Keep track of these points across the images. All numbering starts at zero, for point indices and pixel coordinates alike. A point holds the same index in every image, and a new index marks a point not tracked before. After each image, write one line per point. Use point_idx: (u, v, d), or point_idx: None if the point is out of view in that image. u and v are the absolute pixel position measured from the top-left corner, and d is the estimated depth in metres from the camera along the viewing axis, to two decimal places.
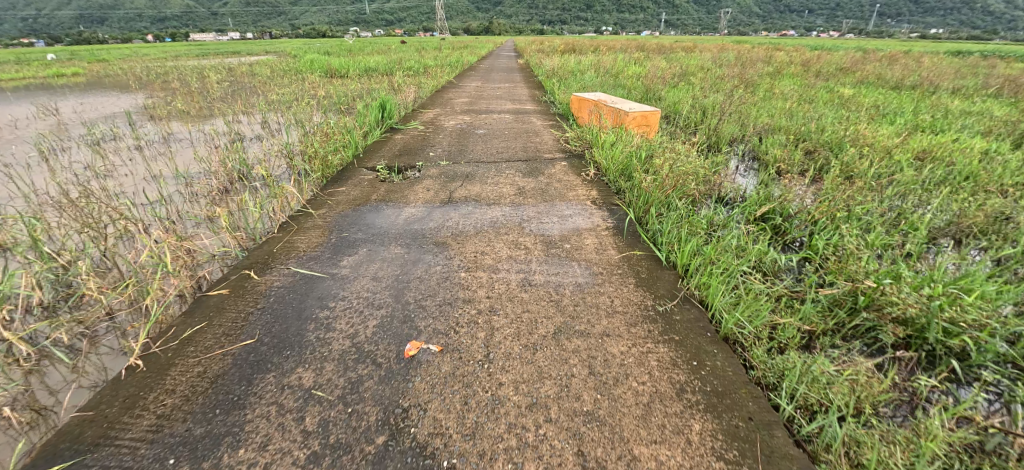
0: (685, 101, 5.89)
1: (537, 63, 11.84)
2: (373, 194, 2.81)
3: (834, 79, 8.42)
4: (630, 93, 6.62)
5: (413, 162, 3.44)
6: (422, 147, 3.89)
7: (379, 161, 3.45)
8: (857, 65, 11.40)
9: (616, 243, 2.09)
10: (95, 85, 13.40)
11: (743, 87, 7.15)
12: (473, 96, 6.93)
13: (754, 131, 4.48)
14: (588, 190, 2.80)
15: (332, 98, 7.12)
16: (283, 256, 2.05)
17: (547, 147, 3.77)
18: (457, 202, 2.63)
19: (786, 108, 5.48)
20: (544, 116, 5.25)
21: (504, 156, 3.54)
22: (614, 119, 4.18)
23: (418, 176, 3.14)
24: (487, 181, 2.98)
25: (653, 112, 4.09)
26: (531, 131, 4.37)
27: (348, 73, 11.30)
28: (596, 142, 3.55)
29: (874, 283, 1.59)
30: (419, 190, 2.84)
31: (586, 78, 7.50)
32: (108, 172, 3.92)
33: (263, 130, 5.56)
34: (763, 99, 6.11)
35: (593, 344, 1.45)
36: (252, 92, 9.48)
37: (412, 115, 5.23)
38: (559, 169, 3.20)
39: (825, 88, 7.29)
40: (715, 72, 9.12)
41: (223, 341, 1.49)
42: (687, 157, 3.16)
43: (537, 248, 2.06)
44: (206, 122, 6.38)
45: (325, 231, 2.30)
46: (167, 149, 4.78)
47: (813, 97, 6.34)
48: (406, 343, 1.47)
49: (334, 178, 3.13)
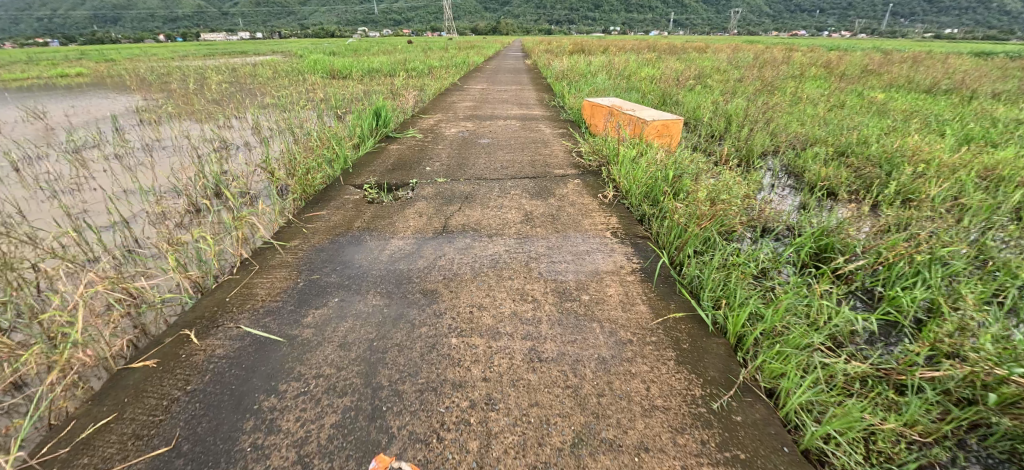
0: (705, 106, 5.44)
1: (545, 64, 11.41)
2: (357, 220, 2.42)
3: (861, 82, 7.92)
4: (645, 98, 6.19)
5: (407, 178, 3.05)
6: (418, 159, 3.50)
7: (369, 177, 3.06)
8: (881, 66, 10.90)
9: (646, 297, 1.68)
10: (95, 85, 13.21)
11: (767, 91, 6.70)
12: (476, 99, 6.52)
13: (788, 142, 4.04)
14: (606, 218, 2.39)
15: (330, 101, 6.77)
16: (236, 309, 1.67)
17: (558, 160, 3.37)
18: (454, 231, 2.24)
19: (819, 115, 5.02)
20: (554, 122, 4.84)
21: (509, 171, 3.14)
22: (633, 128, 3.77)
23: (412, 196, 2.74)
24: (489, 204, 2.58)
25: (676, 121, 3.67)
26: (539, 141, 3.96)
27: (350, 74, 10.95)
28: (614, 157, 3.14)
29: (1007, 374, 1.19)
30: (411, 215, 2.46)
31: (598, 80, 7.07)
32: (77, 185, 3.60)
33: (252, 137, 5.21)
34: (791, 104, 5.65)
35: (626, 466, 1.05)
36: (249, 94, 9.16)
37: (411, 122, 4.83)
38: (572, 189, 2.79)
39: (855, 92, 6.81)
40: (734, 74, 8.66)
41: (127, 452, 1.13)
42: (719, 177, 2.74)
43: (547, 301, 1.66)
44: (194, 126, 6.04)
45: (295, 270, 1.92)
46: (146, 159, 4.45)
47: (844, 103, 5.87)
48: (370, 458, 1.08)
49: (316, 198, 2.75)
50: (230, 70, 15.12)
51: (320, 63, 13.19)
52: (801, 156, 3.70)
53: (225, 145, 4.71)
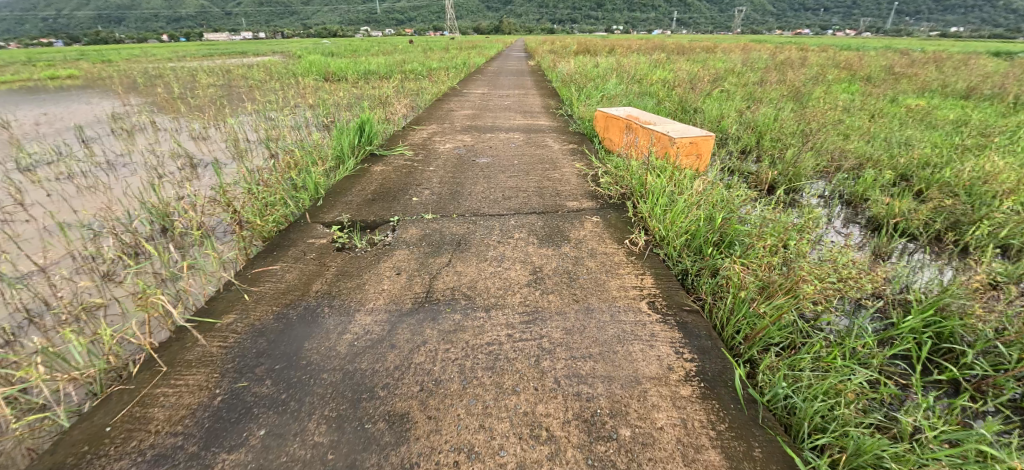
0: (730, 118, 4.89)
1: (550, 66, 10.82)
2: (316, 279, 1.89)
3: (890, 86, 7.34)
4: (662, 105, 5.63)
5: (387, 213, 2.51)
6: (405, 185, 2.97)
7: (343, 212, 2.53)
8: (904, 68, 10.32)
9: (712, 436, 1.15)
10: (84, 88, 12.77)
11: (795, 97, 6.13)
12: (476, 107, 5.98)
13: (835, 162, 3.49)
14: (637, 278, 1.85)
15: (318, 107, 6.24)
16: (114, 452, 1.15)
17: (571, 187, 2.82)
18: (439, 302, 1.70)
19: (861, 127, 4.46)
20: (563, 136, 4.29)
21: (513, 203, 2.60)
22: (658, 149, 3.22)
23: (391, 241, 2.20)
24: (486, 254, 2.04)
25: (707, 138, 3.12)
26: (546, 162, 3.41)
27: (344, 77, 10.41)
28: (639, 186, 2.60)
29: None
30: (386, 271, 1.92)
31: (608, 85, 6.51)
32: (7, 216, 3.08)
33: (226, 151, 4.68)
34: (825, 111, 5.09)
35: None
36: (237, 99, 8.65)
37: (401, 135, 4.29)
38: (591, 230, 2.24)
39: (889, 98, 6.24)
40: (752, 77, 8.12)
41: None
42: (776, 215, 2.19)
43: (568, 442, 1.13)
44: (169, 136, 5.54)
45: (215, 372, 1.39)
46: (100, 179, 3.92)
47: (883, 112, 5.31)
48: None
49: (274, 244, 2.22)
50: (227, 71, 14.66)
51: (317, 64, 12.70)
52: (856, 182, 3.15)
53: (193, 162, 4.19)
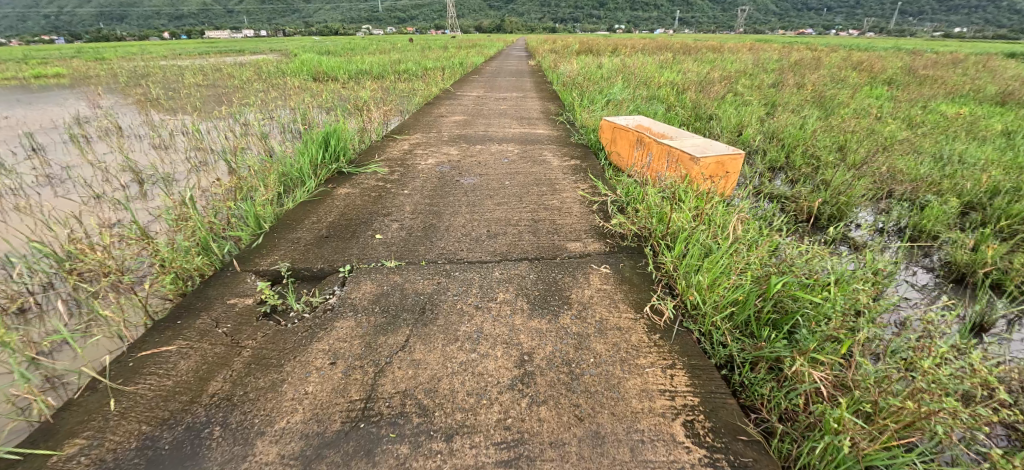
0: (751, 127, 4.34)
1: (551, 67, 10.27)
2: (220, 371, 1.36)
3: (918, 91, 6.78)
4: (674, 112, 5.08)
5: (339, 259, 1.98)
6: (370, 214, 2.44)
7: (285, 257, 2.00)
8: (925, 70, 9.74)
9: None
10: (65, 87, 12.22)
11: (819, 104, 5.58)
12: (469, 112, 5.45)
13: (884, 186, 2.96)
14: (665, 375, 1.32)
15: (294, 111, 5.69)
16: None
17: (573, 221, 2.29)
18: (381, 421, 1.17)
19: (904, 137, 3.91)
20: (563, 148, 3.74)
21: (498, 243, 2.07)
22: (676, 169, 2.68)
23: (334, 304, 1.67)
24: (457, 328, 1.50)
25: (734, 156, 2.60)
26: (543, 183, 2.88)
27: (333, 78, 9.85)
28: (658, 222, 2.07)
29: None
30: (317, 358, 1.39)
31: (612, 89, 5.95)
32: None
33: (184, 163, 4.16)
34: (856, 121, 4.53)
35: None
36: (216, 100, 8.10)
37: (377, 148, 3.76)
38: (599, 289, 1.71)
39: (921, 106, 5.69)
40: (767, 80, 7.57)
41: None
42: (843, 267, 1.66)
43: None
44: (128, 144, 5.00)
45: None
46: (28, 197, 3.39)
47: (920, 121, 4.75)
48: None
49: (181, 305, 1.69)
50: (214, 70, 14.03)
51: (306, 64, 12.10)
52: (915, 212, 2.62)
53: (141, 177, 3.65)
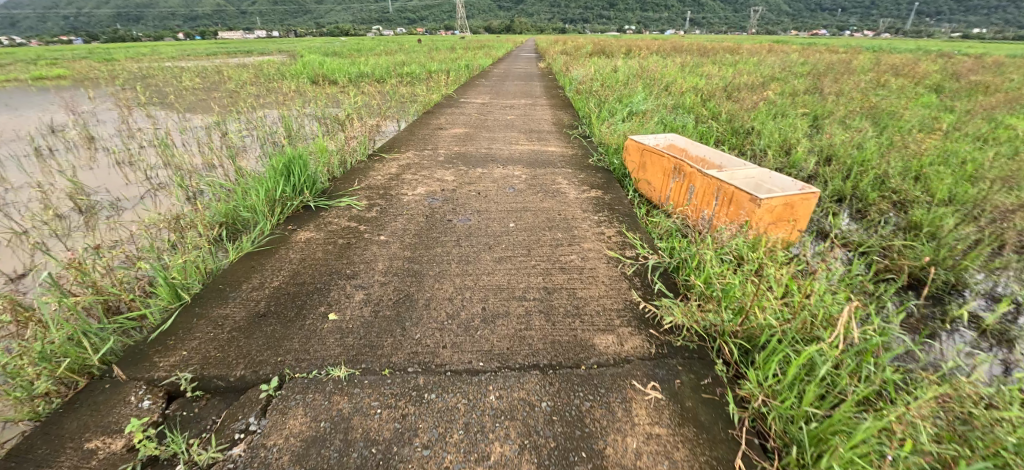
0: (800, 145, 3.68)
1: (564, 70, 9.64)
2: None
3: (974, 99, 6.07)
4: (705, 124, 4.44)
5: (267, 361, 1.38)
6: (328, 275, 1.84)
7: (194, 355, 1.41)
8: (965, 74, 9.02)
9: None
10: (57, 88, 11.78)
11: (870, 116, 4.90)
12: (471, 123, 4.87)
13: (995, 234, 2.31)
14: None
15: (278, 121, 5.14)
16: None
17: (601, 295, 1.66)
18: None
19: (992, 161, 3.23)
20: (581, 173, 3.14)
21: (495, 336, 1.46)
22: (731, 214, 2.05)
23: (240, 460, 1.08)
24: None
25: (808, 197, 1.94)
26: (558, 226, 2.27)
27: (330, 81, 9.31)
28: (727, 310, 1.44)
29: None
30: None
31: (633, 98, 5.32)
32: None
33: (140, 186, 3.62)
34: (924, 138, 3.86)
35: None
36: (206, 104, 7.62)
37: (360, 171, 3.18)
38: (649, 439, 1.10)
39: (988, 118, 4.97)
40: (801, 86, 6.90)
41: None
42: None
43: None
44: (89, 158, 4.48)
45: None
46: None
47: (996, 138, 4.06)
48: None
49: (15, 452, 1.12)
50: (216, 71, 13.61)
51: (307, 66, 11.63)
52: None
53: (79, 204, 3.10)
